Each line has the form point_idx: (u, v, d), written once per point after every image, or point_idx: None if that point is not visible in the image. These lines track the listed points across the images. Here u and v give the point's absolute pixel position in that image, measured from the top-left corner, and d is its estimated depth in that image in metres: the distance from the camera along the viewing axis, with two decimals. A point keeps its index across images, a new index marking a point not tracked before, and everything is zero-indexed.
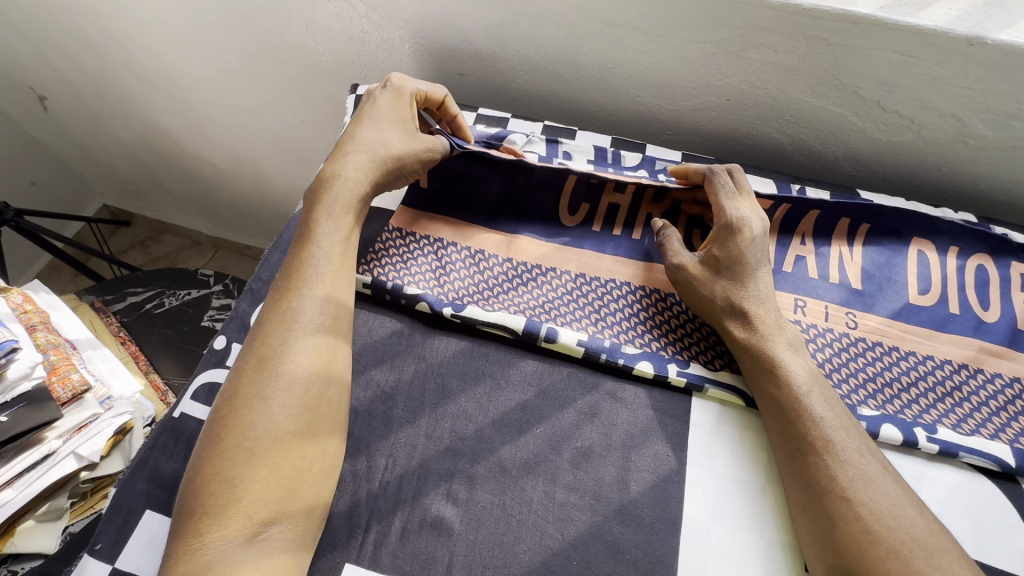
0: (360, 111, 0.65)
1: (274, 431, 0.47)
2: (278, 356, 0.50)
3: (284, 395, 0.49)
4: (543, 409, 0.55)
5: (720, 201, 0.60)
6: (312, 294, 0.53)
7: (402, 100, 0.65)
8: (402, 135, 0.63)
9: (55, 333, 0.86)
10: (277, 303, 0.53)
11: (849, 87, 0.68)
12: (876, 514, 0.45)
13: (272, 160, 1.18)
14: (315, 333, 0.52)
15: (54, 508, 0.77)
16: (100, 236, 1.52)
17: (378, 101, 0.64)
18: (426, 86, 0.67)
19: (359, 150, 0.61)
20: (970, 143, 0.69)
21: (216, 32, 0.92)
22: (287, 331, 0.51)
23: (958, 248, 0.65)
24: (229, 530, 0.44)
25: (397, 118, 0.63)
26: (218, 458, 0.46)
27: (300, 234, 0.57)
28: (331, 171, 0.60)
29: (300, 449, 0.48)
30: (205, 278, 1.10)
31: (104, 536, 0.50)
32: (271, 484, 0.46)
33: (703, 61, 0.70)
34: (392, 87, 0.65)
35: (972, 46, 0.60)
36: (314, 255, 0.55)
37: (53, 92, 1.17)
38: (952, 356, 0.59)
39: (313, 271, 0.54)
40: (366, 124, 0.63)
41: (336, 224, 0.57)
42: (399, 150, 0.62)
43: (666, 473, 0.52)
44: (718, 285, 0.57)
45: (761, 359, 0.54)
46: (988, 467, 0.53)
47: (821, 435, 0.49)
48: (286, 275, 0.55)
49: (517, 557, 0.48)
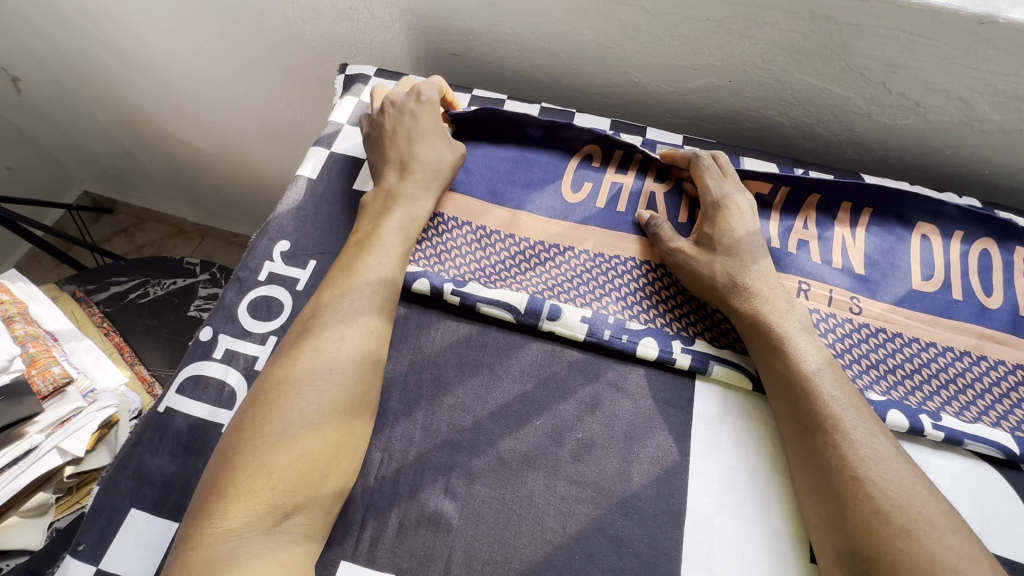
0: (396, 128, 0.63)
1: (313, 420, 0.46)
2: (331, 347, 0.49)
3: (331, 387, 0.47)
4: (542, 400, 0.53)
5: (705, 181, 0.62)
6: (366, 292, 0.52)
7: (437, 111, 0.65)
8: (449, 147, 0.64)
9: (34, 325, 0.83)
10: (334, 294, 0.52)
11: (855, 68, 0.66)
12: (887, 494, 0.44)
13: (260, 146, 1.15)
14: (369, 330, 0.51)
15: (42, 502, 0.75)
16: (81, 224, 1.47)
17: (416, 115, 0.63)
18: (438, 87, 0.67)
19: (419, 165, 0.61)
20: (976, 126, 0.68)
21: (197, 10, 0.88)
22: (345, 326, 0.50)
23: (963, 233, 0.64)
24: (249, 519, 0.42)
25: (441, 132, 0.64)
26: (255, 440, 0.45)
27: (362, 235, 0.57)
28: (400, 189, 0.59)
29: (334, 442, 0.46)
30: (191, 267, 1.07)
31: (87, 537, 0.48)
32: (302, 472, 0.44)
33: (705, 40, 0.68)
34: (422, 97, 0.65)
35: (983, 25, 0.58)
36: (374, 254, 0.55)
37: (28, 73, 1.12)
38: (955, 343, 0.58)
39: (371, 267, 0.54)
40: (417, 140, 0.62)
41: (400, 234, 0.57)
42: (452, 163, 0.63)
43: (669, 465, 0.51)
44: (717, 264, 0.56)
45: (767, 336, 0.53)
46: (991, 454, 0.52)
47: (830, 414, 0.48)
48: (344, 269, 0.54)
49: (517, 552, 0.47)
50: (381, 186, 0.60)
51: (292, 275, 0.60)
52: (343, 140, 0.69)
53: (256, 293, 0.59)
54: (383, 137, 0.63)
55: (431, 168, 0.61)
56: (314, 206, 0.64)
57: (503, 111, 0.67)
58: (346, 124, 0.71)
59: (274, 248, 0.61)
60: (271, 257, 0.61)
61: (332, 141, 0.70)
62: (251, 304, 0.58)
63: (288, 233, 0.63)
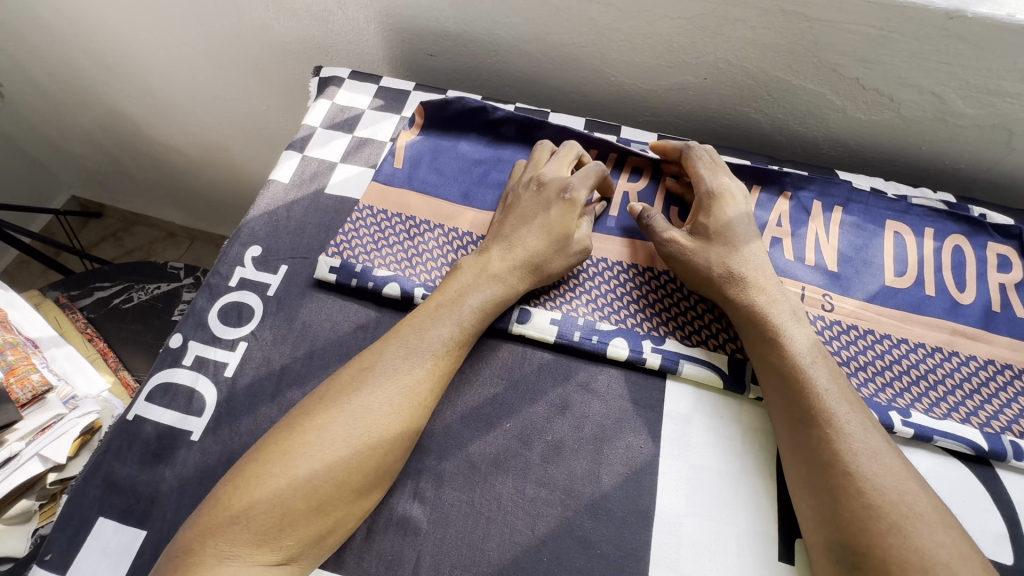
0: (522, 209, 0.59)
1: (337, 471, 0.45)
2: (369, 396, 0.47)
3: (353, 425, 0.46)
4: (512, 402, 0.53)
5: (699, 170, 0.61)
6: (427, 353, 0.50)
7: (575, 210, 0.57)
8: (563, 248, 0.56)
9: (13, 332, 0.83)
10: (398, 350, 0.50)
11: (827, 64, 0.66)
12: (878, 488, 0.44)
13: (243, 147, 1.14)
14: (408, 377, 0.49)
15: (25, 510, 0.74)
16: (69, 229, 1.46)
17: (551, 206, 0.58)
18: (595, 178, 0.59)
19: (522, 252, 0.56)
20: (950, 122, 0.68)
21: (175, 14, 0.87)
22: (391, 378, 0.48)
23: (934, 230, 0.64)
24: (255, 549, 0.42)
25: (559, 230, 0.56)
26: (277, 472, 0.44)
27: (440, 295, 0.54)
28: (494, 269, 0.55)
29: (348, 480, 0.45)
30: (176, 272, 1.07)
31: (55, 546, 0.48)
32: (313, 515, 0.44)
33: (679, 38, 0.67)
34: (569, 190, 0.58)
35: (951, 20, 0.58)
36: (445, 325, 0.52)
37: (9, 79, 1.12)
38: (927, 339, 0.58)
39: (434, 329, 0.51)
40: (531, 231, 0.57)
41: (477, 301, 0.53)
42: (561, 263, 0.56)
43: (639, 466, 0.51)
44: (712, 253, 0.56)
45: (760, 332, 0.53)
46: (961, 450, 0.52)
47: (824, 408, 0.48)
48: (415, 331, 0.51)
49: (485, 555, 0.47)
50: (480, 259, 0.56)
51: (262, 281, 0.60)
52: (316, 144, 0.69)
53: (226, 299, 0.59)
54: (507, 212, 0.59)
55: (532, 262, 0.55)
56: (286, 210, 0.64)
57: (477, 102, 0.68)
58: (320, 127, 0.71)
59: (245, 254, 0.61)
60: (242, 263, 0.61)
61: (305, 145, 0.69)
62: (221, 310, 0.58)
63: (259, 238, 0.62)
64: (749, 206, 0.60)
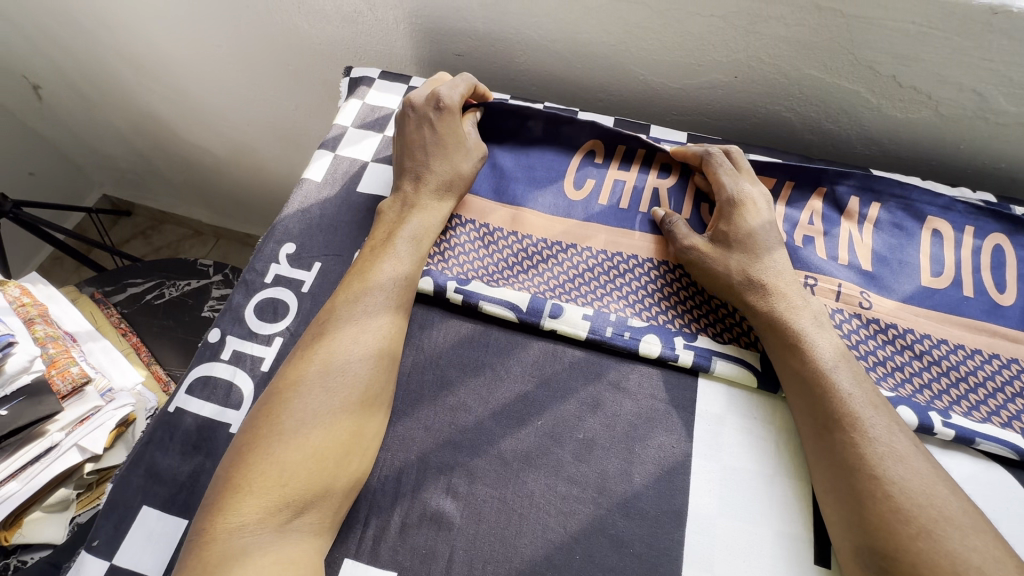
0: (413, 134, 0.62)
1: (323, 433, 0.47)
2: (338, 347, 0.51)
3: (340, 385, 0.49)
4: (543, 400, 0.53)
5: (720, 178, 0.60)
6: (379, 294, 0.54)
7: (454, 119, 0.62)
8: (462, 154, 0.62)
9: (54, 326, 0.85)
10: (348, 296, 0.54)
11: (864, 61, 0.65)
12: (907, 493, 0.44)
13: (271, 147, 1.16)
14: (382, 331, 0.52)
15: (62, 499, 0.76)
16: (101, 227, 1.50)
17: (434, 124, 0.62)
18: (464, 87, 0.64)
19: (428, 173, 0.60)
20: (991, 120, 0.66)
21: (209, 17, 0.89)
22: (359, 328, 0.52)
23: (975, 228, 0.62)
24: (273, 528, 0.43)
25: (453, 142, 0.62)
26: (293, 453, 0.46)
27: (377, 241, 0.58)
28: (414, 200, 0.60)
29: (343, 442, 0.47)
30: (205, 269, 1.09)
31: (101, 533, 0.49)
32: (312, 473, 0.46)
33: (710, 35, 0.67)
34: (439, 104, 0.62)
35: (996, 15, 0.57)
36: (389, 263, 0.56)
37: (49, 81, 1.16)
38: (966, 340, 0.56)
39: (381, 272, 0.55)
40: (434, 153, 0.61)
41: (414, 240, 0.58)
42: (468, 172, 0.62)
43: (671, 465, 0.51)
44: (732, 260, 0.56)
45: (785, 334, 0.52)
46: (1003, 455, 0.51)
47: (850, 412, 0.48)
48: (358, 275, 0.55)
49: (518, 551, 0.47)
50: (397, 195, 0.61)
51: (297, 279, 0.61)
52: (348, 143, 0.70)
53: (262, 295, 0.60)
54: (402, 145, 0.62)
55: (443, 178, 0.60)
56: (319, 209, 0.65)
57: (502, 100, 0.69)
58: (351, 127, 0.72)
59: (281, 251, 0.62)
60: (277, 260, 0.62)
61: (337, 144, 0.70)
62: (257, 306, 0.59)
63: (293, 235, 0.63)
64: (772, 214, 0.60)
